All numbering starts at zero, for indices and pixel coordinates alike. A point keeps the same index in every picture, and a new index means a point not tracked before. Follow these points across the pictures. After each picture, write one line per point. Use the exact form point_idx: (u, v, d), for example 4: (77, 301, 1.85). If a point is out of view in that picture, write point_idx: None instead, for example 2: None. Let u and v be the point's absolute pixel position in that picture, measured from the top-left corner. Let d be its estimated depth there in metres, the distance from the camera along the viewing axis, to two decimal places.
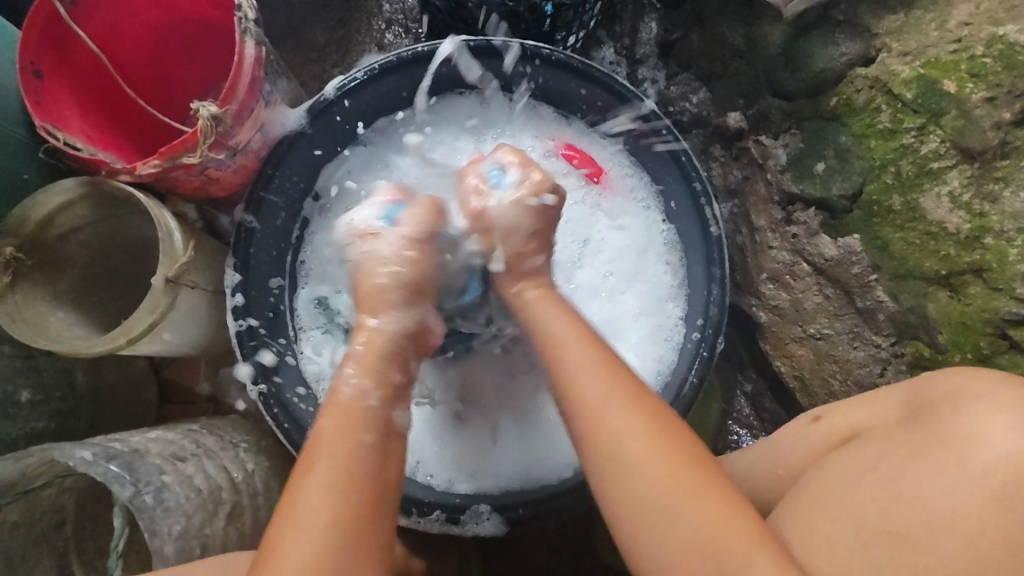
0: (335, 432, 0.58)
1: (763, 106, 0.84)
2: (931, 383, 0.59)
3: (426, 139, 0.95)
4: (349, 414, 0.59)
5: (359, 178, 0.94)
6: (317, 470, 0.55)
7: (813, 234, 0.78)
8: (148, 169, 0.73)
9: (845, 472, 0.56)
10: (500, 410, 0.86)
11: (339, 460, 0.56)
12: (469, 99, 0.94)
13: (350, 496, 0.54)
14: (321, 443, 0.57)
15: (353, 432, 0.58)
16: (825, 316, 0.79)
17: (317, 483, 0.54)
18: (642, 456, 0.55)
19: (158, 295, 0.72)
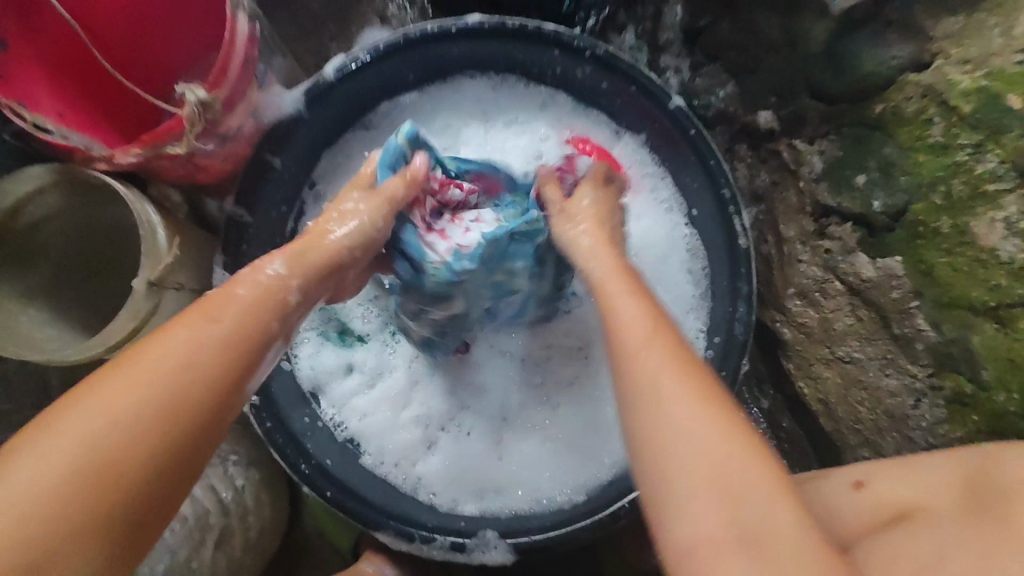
0: (184, 352, 0.45)
1: (798, 107, 0.78)
2: (998, 461, 0.55)
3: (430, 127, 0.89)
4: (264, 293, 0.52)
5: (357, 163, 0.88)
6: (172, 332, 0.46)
7: (848, 251, 0.73)
8: (127, 158, 0.66)
9: (895, 563, 0.53)
10: (506, 426, 0.83)
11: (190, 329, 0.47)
12: (485, 86, 0.88)
13: (152, 395, 0.43)
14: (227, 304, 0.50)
15: (247, 312, 0.50)
16: (855, 338, 0.75)
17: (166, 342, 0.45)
18: (685, 395, 0.48)
19: (139, 301, 0.66)
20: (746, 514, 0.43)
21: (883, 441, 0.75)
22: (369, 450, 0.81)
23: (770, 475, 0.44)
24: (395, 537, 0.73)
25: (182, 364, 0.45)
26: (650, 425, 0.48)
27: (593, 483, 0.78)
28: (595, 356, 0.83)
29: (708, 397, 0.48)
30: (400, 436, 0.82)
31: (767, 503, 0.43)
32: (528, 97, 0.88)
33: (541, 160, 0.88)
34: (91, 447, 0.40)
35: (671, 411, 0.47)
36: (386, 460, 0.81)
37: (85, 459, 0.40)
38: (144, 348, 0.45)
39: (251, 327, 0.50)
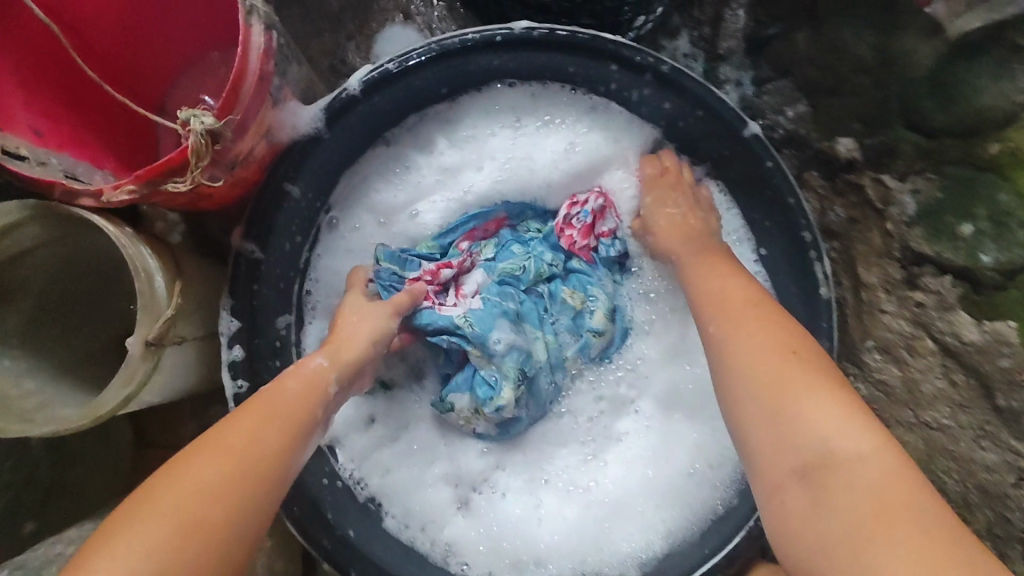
0: (287, 396, 0.53)
1: (889, 138, 0.69)
2: None
3: (454, 135, 0.77)
4: (313, 387, 0.55)
5: (376, 185, 0.77)
6: (240, 421, 0.49)
7: (946, 308, 0.65)
8: (121, 196, 0.56)
9: None
10: (546, 485, 0.75)
11: (264, 415, 0.50)
12: (522, 91, 0.76)
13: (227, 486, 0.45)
14: (273, 399, 0.51)
15: (305, 396, 0.54)
16: (946, 404, 0.67)
17: (234, 438, 0.47)
18: (780, 343, 0.52)
19: (135, 364, 0.57)
20: (813, 444, 0.46)
21: (970, 517, 0.66)
22: (392, 511, 0.72)
23: (849, 403, 0.47)
24: None
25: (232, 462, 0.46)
26: (746, 371, 0.52)
27: (647, 554, 0.70)
28: (645, 411, 0.77)
29: (788, 348, 0.52)
30: (427, 497, 0.74)
31: (846, 433, 0.45)
32: (570, 105, 0.76)
33: (580, 178, 0.78)
34: (159, 539, 0.41)
35: (767, 360, 0.52)
36: (412, 524, 0.72)
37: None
38: (208, 441, 0.47)
39: (295, 412, 0.52)
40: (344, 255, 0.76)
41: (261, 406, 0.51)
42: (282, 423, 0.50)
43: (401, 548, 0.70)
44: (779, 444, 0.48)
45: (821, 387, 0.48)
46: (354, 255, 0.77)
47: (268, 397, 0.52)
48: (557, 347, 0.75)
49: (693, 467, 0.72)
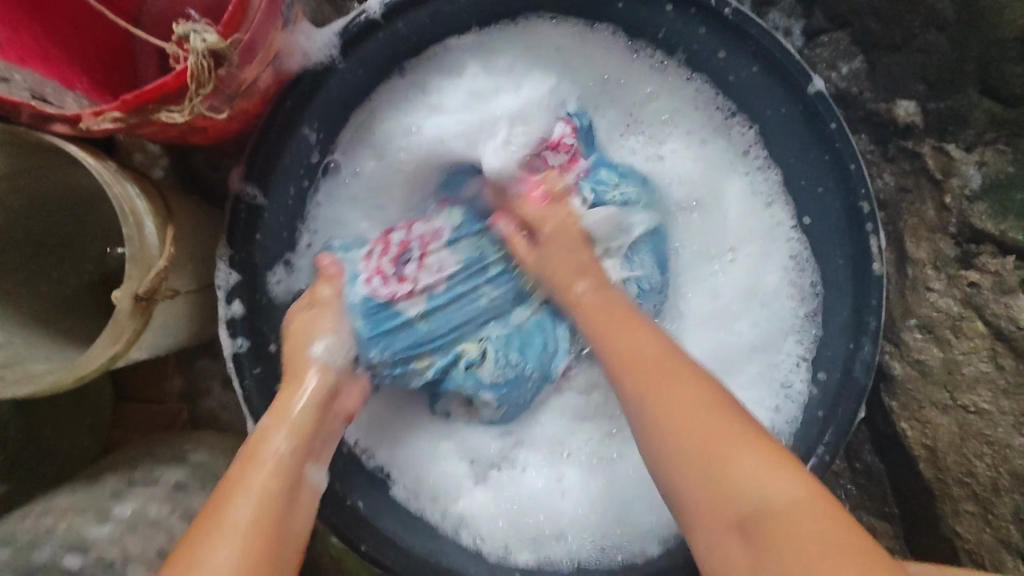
0: (256, 496, 0.46)
1: (960, 103, 0.64)
2: None
3: (490, 71, 0.68)
4: (268, 466, 0.49)
5: (397, 125, 0.67)
6: (224, 534, 0.42)
7: (1004, 290, 0.62)
8: (103, 124, 0.47)
9: None
10: (567, 458, 0.71)
11: (245, 513, 0.44)
12: (570, 30, 0.68)
13: None
14: (241, 493, 0.46)
15: (270, 470, 0.49)
16: (987, 388, 0.64)
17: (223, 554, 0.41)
18: (647, 354, 0.50)
19: (123, 322, 0.49)
20: (738, 498, 0.42)
21: (996, 502, 0.65)
22: (402, 481, 0.67)
23: (718, 419, 0.45)
24: None
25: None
26: (642, 422, 0.48)
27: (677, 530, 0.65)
28: None
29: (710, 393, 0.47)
30: (439, 468, 0.68)
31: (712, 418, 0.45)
32: (619, 52, 0.69)
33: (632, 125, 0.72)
34: None
35: (637, 379, 0.49)
36: (421, 494, 0.67)
37: None
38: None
39: (278, 504, 0.47)
40: (348, 208, 0.68)
41: (224, 506, 0.44)
42: (266, 518, 0.45)
43: (410, 520, 0.66)
44: (699, 501, 0.43)
45: (715, 417, 0.45)
46: (356, 211, 0.69)
47: (236, 488, 0.46)
48: (539, 329, 0.65)
49: None
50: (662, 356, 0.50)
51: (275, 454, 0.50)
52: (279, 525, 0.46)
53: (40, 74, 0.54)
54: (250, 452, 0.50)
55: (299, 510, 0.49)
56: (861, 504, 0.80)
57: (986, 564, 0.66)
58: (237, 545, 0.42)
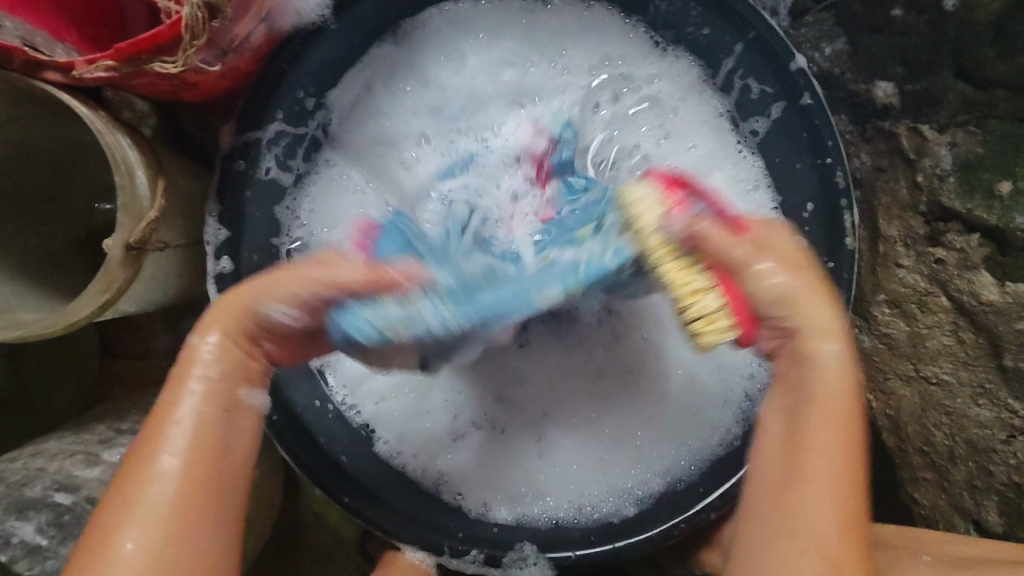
0: (190, 418, 0.45)
1: (933, 86, 0.66)
2: None
3: (481, 47, 0.68)
4: (213, 395, 0.46)
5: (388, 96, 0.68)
6: (163, 460, 0.43)
7: (968, 266, 0.65)
8: (95, 72, 0.48)
9: None
10: (547, 420, 0.71)
11: (191, 440, 0.44)
12: (563, 10, 0.69)
13: (185, 539, 0.42)
14: (177, 427, 0.44)
15: (214, 388, 0.47)
16: (949, 361, 0.67)
17: (161, 484, 0.43)
18: (831, 383, 0.50)
19: (114, 269, 0.50)
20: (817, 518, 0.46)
21: (952, 469, 0.68)
22: (386, 437, 0.69)
23: (847, 509, 0.47)
24: (422, 549, 0.66)
25: (170, 528, 0.42)
26: (777, 471, 0.50)
27: (641, 488, 0.68)
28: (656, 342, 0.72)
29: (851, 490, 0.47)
30: (423, 427, 0.70)
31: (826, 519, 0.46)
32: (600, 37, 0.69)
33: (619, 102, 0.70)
34: None
35: (803, 418, 0.50)
36: (403, 449, 0.69)
37: None
38: (123, 524, 0.42)
39: (222, 432, 0.46)
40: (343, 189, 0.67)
41: (155, 439, 0.44)
42: (208, 443, 0.45)
43: (393, 475, 0.68)
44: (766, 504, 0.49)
45: (845, 469, 0.48)
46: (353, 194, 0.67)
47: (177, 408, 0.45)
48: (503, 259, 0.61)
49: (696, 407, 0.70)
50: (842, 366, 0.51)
51: (205, 362, 0.47)
52: (219, 452, 0.45)
53: (31, 24, 0.55)
54: (177, 376, 0.47)
55: (245, 426, 0.48)
56: None
57: (939, 527, 0.71)
58: (183, 473, 0.43)
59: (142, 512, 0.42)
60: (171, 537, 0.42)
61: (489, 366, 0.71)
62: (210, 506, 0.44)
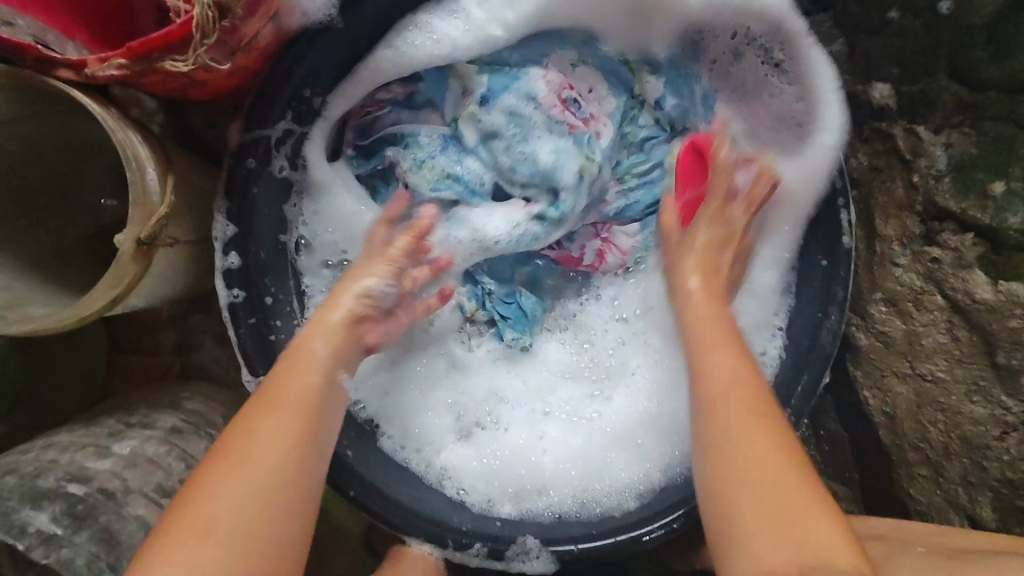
0: (298, 382, 0.54)
1: (930, 87, 0.66)
2: None
3: (494, 9, 0.66)
4: (320, 366, 0.55)
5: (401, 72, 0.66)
6: (275, 409, 0.51)
7: (963, 266, 0.66)
8: (107, 70, 0.48)
9: None
10: (547, 417, 0.74)
11: (296, 399, 0.52)
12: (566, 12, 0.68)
13: (280, 488, 0.48)
14: (286, 385, 0.53)
15: (317, 362, 0.55)
16: (943, 358, 0.69)
17: (272, 430, 0.49)
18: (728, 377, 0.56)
19: (125, 263, 0.51)
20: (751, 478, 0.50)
21: (947, 465, 0.70)
22: (389, 433, 0.70)
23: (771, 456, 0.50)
24: (427, 542, 0.67)
25: (277, 464, 0.48)
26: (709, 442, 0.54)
27: (643, 483, 0.69)
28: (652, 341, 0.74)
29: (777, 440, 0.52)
30: (427, 423, 0.71)
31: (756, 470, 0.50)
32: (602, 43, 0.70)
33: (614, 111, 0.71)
34: (219, 539, 0.44)
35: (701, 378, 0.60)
36: (407, 445, 0.70)
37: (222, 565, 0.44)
38: (236, 455, 0.48)
39: (315, 400, 0.54)
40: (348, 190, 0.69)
41: (272, 392, 0.52)
42: (309, 405, 0.53)
43: (397, 468, 0.69)
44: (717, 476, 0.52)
45: (762, 439, 0.52)
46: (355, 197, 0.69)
47: (287, 371, 0.54)
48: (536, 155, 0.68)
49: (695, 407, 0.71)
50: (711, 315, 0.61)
51: (314, 356, 0.56)
52: (310, 416, 0.53)
53: (42, 22, 0.56)
54: (294, 349, 0.56)
55: (331, 406, 0.55)
56: (825, 470, 0.85)
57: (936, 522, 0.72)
58: (290, 427, 0.50)
59: (259, 445, 0.48)
60: (272, 476, 0.48)
61: (492, 366, 0.75)
62: (307, 458, 0.51)
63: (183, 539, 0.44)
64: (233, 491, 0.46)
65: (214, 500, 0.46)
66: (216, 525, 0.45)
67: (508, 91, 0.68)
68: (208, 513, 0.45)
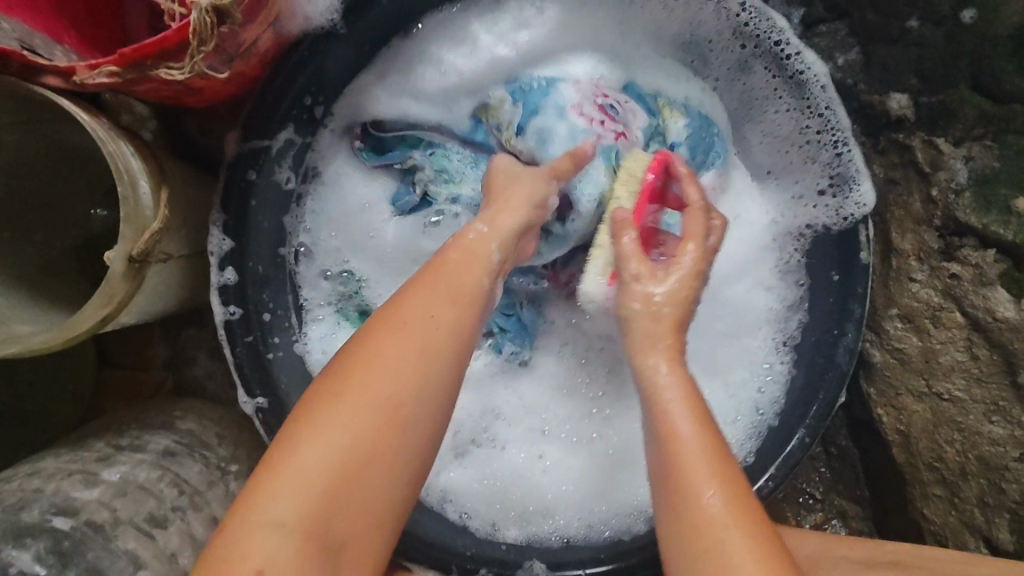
0: (473, 275, 0.47)
1: (950, 98, 0.65)
2: None
3: (501, 32, 0.66)
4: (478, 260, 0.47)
5: (404, 83, 0.66)
6: (446, 298, 0.44)
7: (984, 283, 0.64)
8: (97, 78, 0.46)
9: None
10: (545, 436, 0.71)
11: (466, 290, 0.46)
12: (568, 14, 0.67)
13: (435, 373, 0.42)
14: (454, 270, 0.46)
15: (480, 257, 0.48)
16: (961, 377, 0.67)
17: (438, 315, 0.44)
18: (691, 436, 0.44)
19: (116, 281, 0.48)
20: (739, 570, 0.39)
21: (964, 486, 0.68)
22: None
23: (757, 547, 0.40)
24: (430, 569, 0.64)
25: (432, 359, 0.43)
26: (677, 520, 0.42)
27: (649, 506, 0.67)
28: None
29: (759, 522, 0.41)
30: None
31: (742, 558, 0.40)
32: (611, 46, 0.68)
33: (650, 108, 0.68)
34: (364, 408, 0.40)
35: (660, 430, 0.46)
36: None
37: (371, 430, 0.40)
38: (404, 328, 0.43)
39: (480, 297, 0.47)
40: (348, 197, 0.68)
41: (440, 277, 0.45)
42: (477, 303, 0.46)
43: None
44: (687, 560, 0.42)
45: (735, 512, 0.42)
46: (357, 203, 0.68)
47: (461, 248, 0.48)
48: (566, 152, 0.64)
49: None
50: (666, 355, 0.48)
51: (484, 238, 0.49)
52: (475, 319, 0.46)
53: (29, 26, 0.53)
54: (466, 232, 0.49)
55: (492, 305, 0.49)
56: (835, 487, 0.83)
57: (950, 545, 0.70)
58: (456, 320, 0.44)
59: (427, 325, 0.43)
60: (430, 365, 0.42)
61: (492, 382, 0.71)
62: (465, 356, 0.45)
63: (345, 392, 0.40)
64: (392, 365, 0.41)
65: (362, 377, 0.41)
66: (378, 389, 0.41)
67: (534, 114, 0.65)
68: (370, 381, 0.41)
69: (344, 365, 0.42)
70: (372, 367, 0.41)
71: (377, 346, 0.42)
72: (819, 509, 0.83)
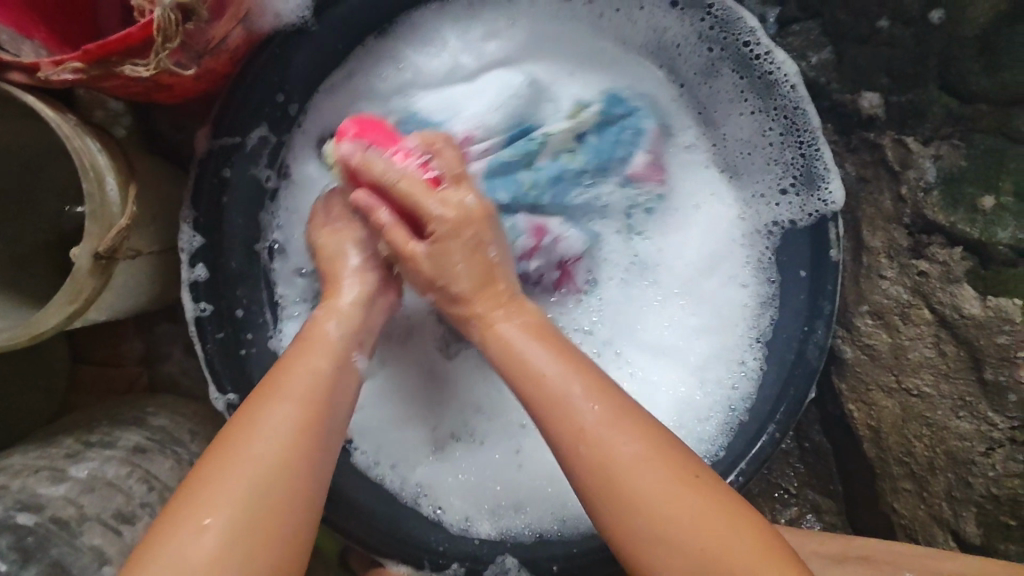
0: (309, 372, 0.50)
1: (920, 97, 0.65)
2: None
3: (471, 40, 0.67)
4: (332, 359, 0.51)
5: (380, 81, 0.66)
6: (287, 396, 0.47)
7: (951, 280, 0.65)
8: (63, 74, 0.46)
9: None
10: (524, 430, 0.71)
11: (303, 384, 0.49)
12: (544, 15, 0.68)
13: (290, 469, 0.44)
14: (292, 375, 0.49)
15: (328, 353, 0.52)
16: (930, 373, 0.68)
17: (277, 413, 0.46)
18: (565, 385, 0.48)
19: (82, 278, 0.48)
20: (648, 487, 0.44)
21: (932, 480, 0.69)
22: (363, 448, 0.68)
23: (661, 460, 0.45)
24: (403, 564, 0.65)
25: (282, 460, 0.44)
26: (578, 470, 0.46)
27: None
28: (631, 356, 0.72)
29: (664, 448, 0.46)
30: (399, 437, 0.69)
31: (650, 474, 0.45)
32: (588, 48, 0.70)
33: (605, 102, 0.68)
34: (222, 521, 0.41)
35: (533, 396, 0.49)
36: (382, 462, 0.68)
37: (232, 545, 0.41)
38: (246, 436, 0.45)
39: (325, 386, 0.49)
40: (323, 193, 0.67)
41: (278, 382, 0.48)
42: (317, 390, 0.49)
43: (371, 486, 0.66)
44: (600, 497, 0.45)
45: (631, 431, 0.46)
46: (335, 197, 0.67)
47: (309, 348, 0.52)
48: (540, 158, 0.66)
49: (680, 422, 0.70)
50: (565, 375, 0.49)
51: (327, 339, 0.53)
52: (325, 405, 0.49)
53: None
54: (307, 334, 0.53)
55: (347, 390, 0.52)
56: (808, 482, 0.83)
57: (919, 538, 0.71)
58: (298, 412, 0.47)
59: (265, 432, 0.45)
60: (281, 458, 0.44)
61: (466, 378, 0.71)
62: (319, 442, 0.47)
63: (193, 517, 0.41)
64: (242, 474, 0.43)
65: (203, 502, 0.42)
66: (229, 496, 0.42)
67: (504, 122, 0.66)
68: (220, 492, 0.42)
69: (188, 489, 0.43)
70: (215, 486, 0.42)
71: (224, 468, 0.43)
72: (794, 503, 0.83)
